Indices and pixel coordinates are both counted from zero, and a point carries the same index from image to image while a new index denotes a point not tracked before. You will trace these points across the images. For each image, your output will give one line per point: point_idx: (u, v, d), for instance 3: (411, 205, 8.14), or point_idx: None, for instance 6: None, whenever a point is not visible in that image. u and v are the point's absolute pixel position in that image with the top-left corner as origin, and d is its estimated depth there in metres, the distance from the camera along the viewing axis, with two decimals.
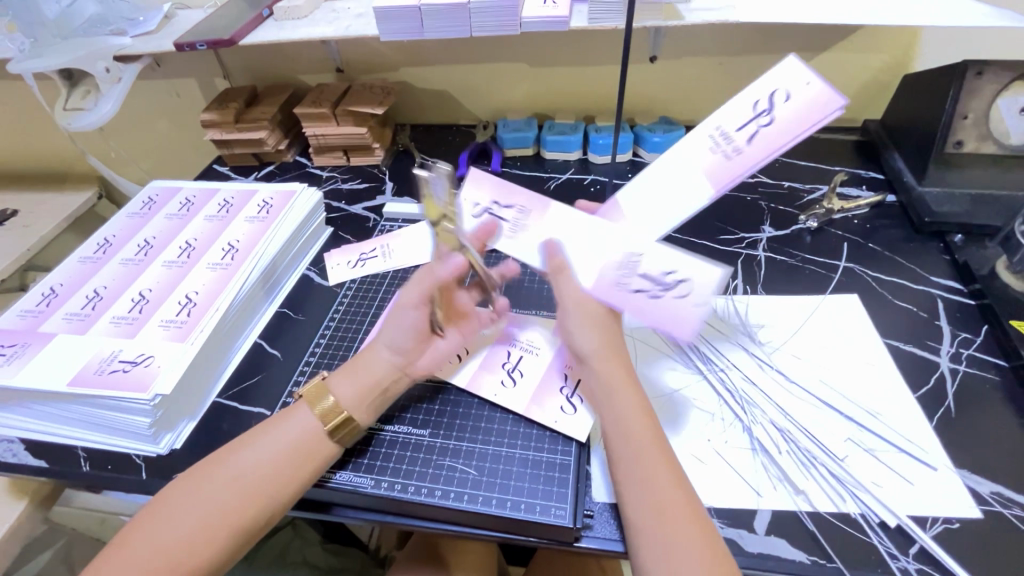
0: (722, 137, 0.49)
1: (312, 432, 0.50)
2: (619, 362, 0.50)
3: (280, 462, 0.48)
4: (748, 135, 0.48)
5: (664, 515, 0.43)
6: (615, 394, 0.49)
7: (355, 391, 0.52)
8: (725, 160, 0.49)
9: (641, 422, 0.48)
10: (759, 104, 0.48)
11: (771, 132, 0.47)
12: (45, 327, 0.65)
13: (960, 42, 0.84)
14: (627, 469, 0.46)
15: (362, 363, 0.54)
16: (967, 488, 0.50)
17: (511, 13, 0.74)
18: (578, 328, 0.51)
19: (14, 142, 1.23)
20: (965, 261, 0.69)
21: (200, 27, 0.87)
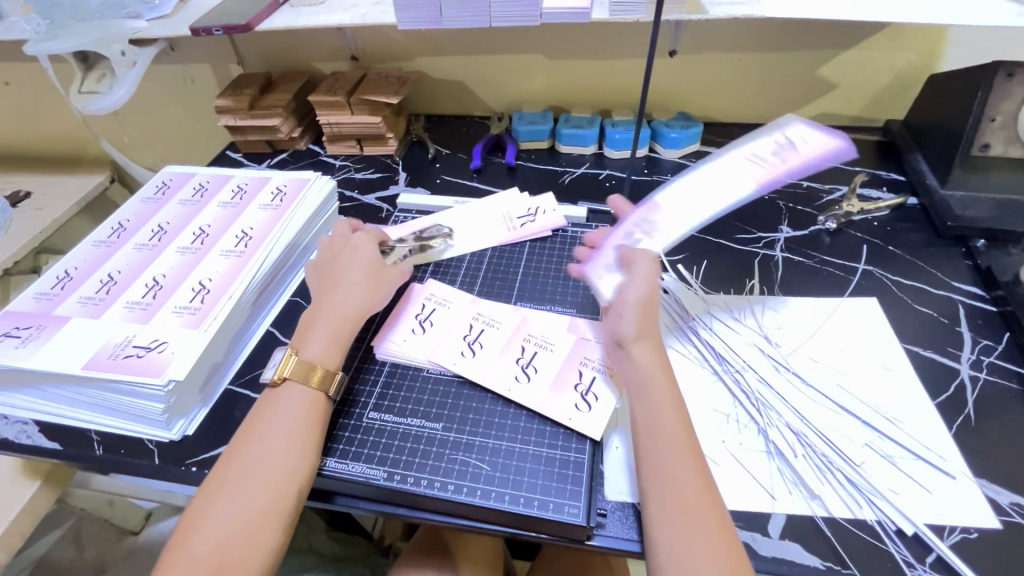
0: (755, 160, 0.61)
1: (308, 399, 0.52)
2: (647, 358, 0.51)
3: (290, 443, 0.49)
4: (779, 159, 0.60)
5: (688, 510, 0.43)
6: (643, 390, 0.49)
7: (327, 345, 0.55)
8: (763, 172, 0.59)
9: (667, 416, 0.48)
10: (783, 143, 0.62)
11: (792, 157, 0.60)
12: (59, 310, 0.65)
13: (988, 42, 0.82)
14: (652, 459, 0.46)
15: (322, 324, 0.57)
16: (986, 498, 0.50)
17: (531, 3, 0.72)
18: (618, 320, 0.53)
19: (27, 123, 1.23)
20: (988, 266, 0.68)
21: (215, 11, 0.86)
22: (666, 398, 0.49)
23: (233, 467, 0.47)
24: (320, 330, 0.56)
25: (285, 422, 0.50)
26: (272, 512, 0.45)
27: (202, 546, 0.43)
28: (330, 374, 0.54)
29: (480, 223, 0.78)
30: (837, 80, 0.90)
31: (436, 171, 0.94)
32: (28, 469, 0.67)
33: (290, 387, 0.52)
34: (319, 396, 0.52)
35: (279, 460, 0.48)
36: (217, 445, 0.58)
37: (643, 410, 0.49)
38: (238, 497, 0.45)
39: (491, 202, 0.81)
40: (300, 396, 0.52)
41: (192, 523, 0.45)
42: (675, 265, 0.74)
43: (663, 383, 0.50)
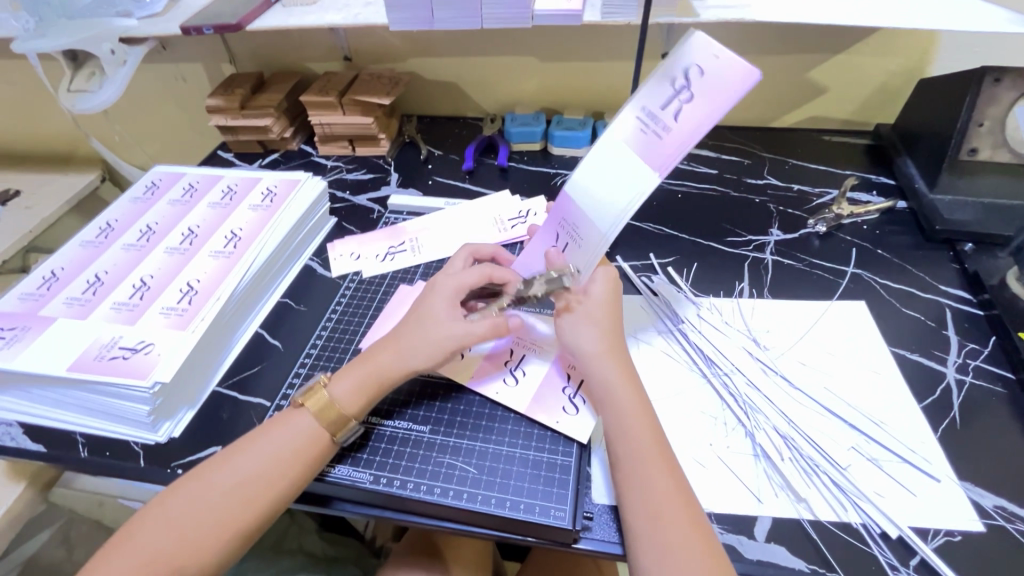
0: (648, 120, 0.50)
1: (313, 436, 0.50)
2: (614, 364, 0.51)
3: (277, 466, 0.48)
4: (671, 113, 0.49)
5: (660, 516, 0.43)
6: (612, 396, 0.49)
7: (353, 388, 0.52)
8: (655, 139, 0.50)
9: (637, 425, 0.48)
10: (676, 80, 0.48)
11: (693, 107, 0.47)
12: (45, 310, 0.64)
13: (977, 47, 0.82)
14: (624, 470, 0.46)
15: (369, 365, 0.54)
16: (970, 501, 0.50)
17: (523, 5, 0.72)
18: (576, 330, 0.53)
19: (17, 122, 1.22)
20: (975, 270, 0.68)
21: (206, 10, 0.85)
22: (636, 408, 0.49)
23: (213, 476, 0.47)
24: (362, 366, 0.54)
25: (279, 443, 0.49)
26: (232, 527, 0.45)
27: (154, 544, 0.44)
28: (343, 421, 0.51)
29: (477, 225, 0.78)
30: (828, 83, 0.90)
31: (428, 172, 0.93)
32: (14, 470, 0.66)
33: (299, 413, 0.51)
34: (321, 435, 0.50)
35: (264, 480, 0.47)
36: (204, 447, 0.58)
37: (613, 420, 0.49)
38: (206, 506, 0.45)
39: (488, 203, 0.81)
40: (306, 428, 0.50)
41: (151, 518, 0.45)
42: (665, 268, 0.74)
43: (630, 393, 0.50)
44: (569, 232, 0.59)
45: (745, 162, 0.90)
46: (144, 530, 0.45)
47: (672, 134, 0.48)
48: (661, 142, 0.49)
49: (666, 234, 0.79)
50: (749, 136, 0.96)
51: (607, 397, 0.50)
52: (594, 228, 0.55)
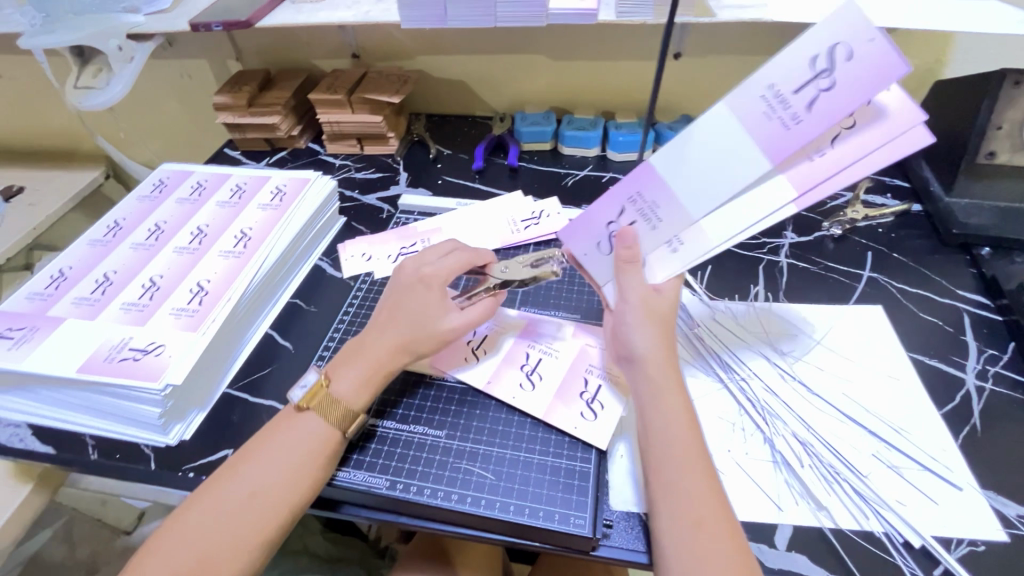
0: (775, 100, 0.44)
1: (325, 436, 0.49)
2: (665, 369, 0.50)
3: (294, 468, 0.47)
4: (806, 99, 0.42)
5: (701, 523, 0.42)
6: (656, 403, 0.48)
7: (358, 383, 0.52)
8: (781, 128, 0.44)
9: (681, 430, 0.47)
10: (817, 61, 0.42)
11: (829, 97, 0.41)
12: (53, 310, 0.64)
13: (994, 49, 0.82)
14: (663, 477, 0.45)
15: (368, 360, 0.53)
16: (992, 509, 0.50)
17: (538, 4, 0.72)
18: (633, 331, 0.51)
19: (20, 117, 1.21)
20: (993, 275, 0.68)
21: (215, 7, 0.84)
22: (682, 412, 0.48)
23: (230, 483, 0.46)
24: (361, 361, 0.53)
25: (294, 446, 0.48)
26: (260, 535, 0.44)
27: (180, 556, 0.43)
28: (351, 416, 0.51)
29: (490, 224, 0.78)
30: None
31: (438, 171, 0.93)
32: (21, 471, 0.65)
33: (306, 415, 0.50)
34: (332, 433, 0.50)
35: (283, 483, 0.46)
36: (214, 450, 0.57)
37: (656, 423, 0.47)
38: (228, 513, 0.44)
39: (499, 204, 0.81)
40: (317, 428, 0.49)
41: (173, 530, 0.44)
42: (680, 270, 0.73)
43: (677, 396, 0.48)
44: (641, 208, 0.52)
45: None
46: (168, 541, 0.44)
47: (801, 125, 0.43)
48: (789, 133, 0.43)
49: None
50: None
51: (655, 400, 0.48)
52: (678, 211, 0.50)
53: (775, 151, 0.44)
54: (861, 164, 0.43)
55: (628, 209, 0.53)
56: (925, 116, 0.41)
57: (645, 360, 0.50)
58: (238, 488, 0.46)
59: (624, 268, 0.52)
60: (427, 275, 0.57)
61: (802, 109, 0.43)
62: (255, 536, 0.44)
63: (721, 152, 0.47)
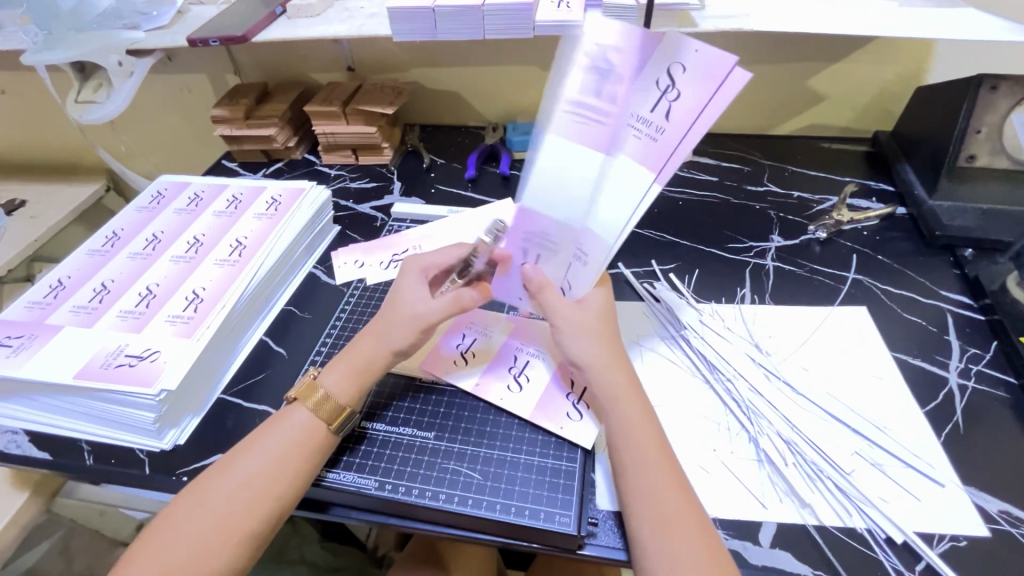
0: (638, 123, 0.47)
1: (311, 430, 0.50)
2: (617, 371, 0.51)
3: (280, 463, 0.48)
4: (662, 113, 0.46)
5: (668, 524, 0.43)
6: (619, 406, 0.49)
7: (345, 378, 0.53)
8: (649, 143, 0.47)
9: (642, 433, 0.48)
10: (661, 80, 0.45)
11: (679, 108, 0.44)
12: (51, 319, 0.65)
13: (975, 55, 0.83)
14: (630, 479, 0.46)
15: (353, 355, 0.55)
16: (975, 506, 0.50)
17: (525, 16, 0.74)
18: (574, 337, 0.52)
19: (23, 132, 1.23)
20: (976, 276, 0.68)
21: (212, 23, 0.87)
22: (641, 415, 0.49)
23: (218, 479, 0.47)
24: (347, 357, 0.55)
25: (279, 443, 0.49)
26: (245, 531, 0.45)
27: (169, 550, 0.43)
28: (338, 411, 0.52)
29: (480, 231, 0.79)
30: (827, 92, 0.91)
31: (432, 180, 0.94)
32: (19, 479, 0.66)
33: (296, 409, 0.52)
34: (320, 427, 0.51)
35: (269, 478, 0.47)
36: (208, 454, 0.58)
37: (617, 425, 0.49)
38: (212, 510, 0.45)
39: (494, 211, 0.82)
40: (304, 424, 0.50)
41: (161, 529, 0.45)
42: (668, 274, 0.74)
43: (633, 400, 0.50)
44: (539, 243, 0.57)
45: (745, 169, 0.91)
46: (159, 535, 0.45)
47: (666, 135, 0.45)
48: (659, 145, 0.46)
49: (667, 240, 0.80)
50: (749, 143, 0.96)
51: (612, 406, 0.50)
52: (590, 239, 0.53)
53: (653, 162, 0.47)
54: (693, 131, 0.44)
55: (551, 251, 0.56)
56: (732, 56, 0.41)
57: (595, 362, 0.51)
58: (224, 486, 0.46)
59: (539, 295, 0.55)
60: (425, 265, 0.59)
61: (660, 124, 0.46)
62: (243, 530, 0.45)
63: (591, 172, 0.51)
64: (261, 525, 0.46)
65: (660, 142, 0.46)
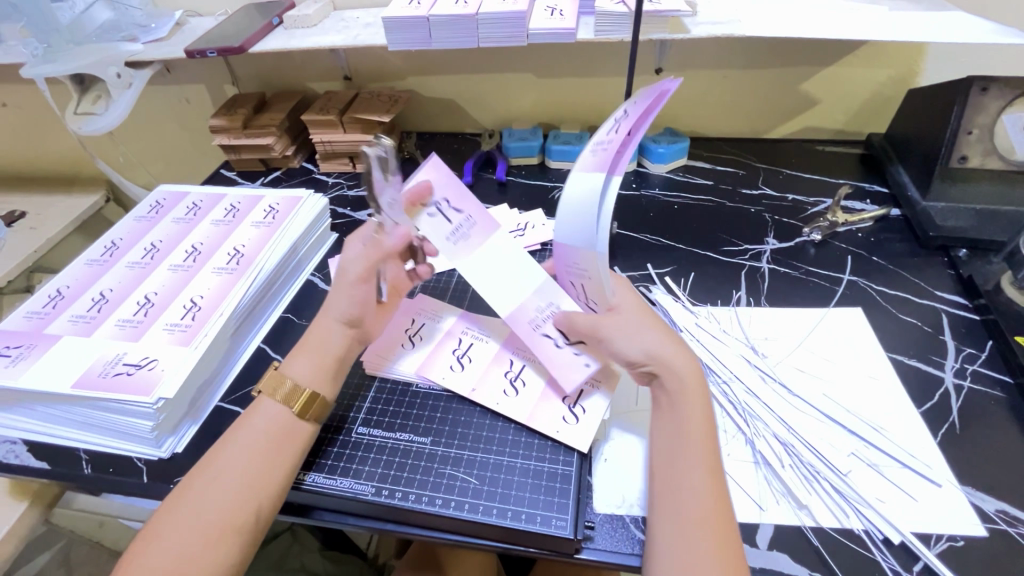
0: (599, 142, 0.51)
1: (285, 418, 0.51)
2: (686, 362, 0.51)
3: (264, 453, 0.49)
4: (613, 130, 0.49)
5: (699, 520, 0.43)
6: (678, 400, 0.49)
7: (310, 366, 0.54)
8: (597, 156, 0.50)
9: (694, 435, 0.48)
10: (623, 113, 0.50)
11: (626, 122, 0.48)
12: (50, 329, 0.65)
13: (965, 57, 0.84)
14: (670, 472, 0.46)
15: (308, 336, 0.56)
16: (971, 506, 0.50)
17: (518, 24, 0.74)
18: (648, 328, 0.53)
19: (23, 145, 1.24)
20: (970, 276, 0.69)
21: (210, 35, 0.87)
22: (700, 417, 0.49)
23: (206, 475, 0.47)
24: (302, 341, 0.56)
25: (259, 435, 0.50)
26: (236, 523, 0.45)
27: (168, 548, 0.44)
28: (303, 393, 0.52)
29: None
30: (820, 95, 0.91)
31: None
32: (17, 489, 0.66)
33: (265, 403, 0.52)
34: (291, 414, 0.51)
35: (252, 471, 0.47)
36: None
37: (671, 428, 0.49)
38: (203, 506, 0.45)
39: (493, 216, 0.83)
40: (277, 414, 0.51)
41: (156, 530, 0.45)
42: (663, 278, 0.75)
43: (698, 402, 0.49)
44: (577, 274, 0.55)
45: (740, 173, 0.92)
46: (157, 537, 0.45)
47: (611, 145, 0.49)
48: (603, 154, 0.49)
49: (662, 244, 0.80)
50: (743, 147, 0.97)
51: (674, 406, 0.49)
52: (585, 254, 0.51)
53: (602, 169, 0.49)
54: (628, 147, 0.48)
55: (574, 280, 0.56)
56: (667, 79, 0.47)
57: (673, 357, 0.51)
58: (210, 481, 0.47)
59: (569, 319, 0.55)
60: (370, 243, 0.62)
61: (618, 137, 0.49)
62: (236, 522, 0.45)
63: (570, 190, 0.52)
64: (249, 516, 0.46)
65: (614, 147, 0.49)
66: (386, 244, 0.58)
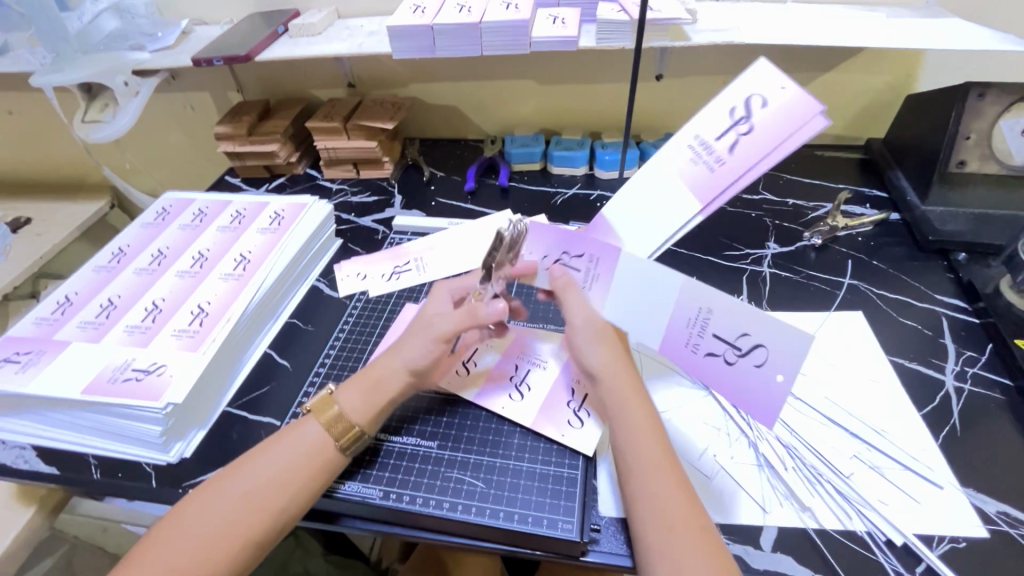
0: (700, 148, 0.49)
1: (322, 443, 0.51)
2: (624, 372, 0.51)
3: (283, 480, 0.48)
4: (727, 144, 0.47)
5: (672, 525, 0.43)
6: (622, 411, 0.49)
7: (362, 398, 0.53)
8: (707, 171, 0.48)
9: (645, 439, 0.48)
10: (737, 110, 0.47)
11: (749, 141, 0.46)
12: (59, 335, 0.66)
13: (962, 64, 0.85)
14: (631, 479, 0.47)
15: (371, 372, 0.55)
16: (973, 508, 0.51)
17: (521, 32, 0.75)
18: (589, 344, 0.51)
19: (28, 152, 1.25)
20: (969, 280, 0.69)
21: (216, 43, 0.88)
22: (644, 421, 0.49)
23: (216, 493, 0.47)
24: (364, 374, 0.55)
25: (286, 461, 0.49)
26: (248, 537, 0.46)
27: (170, 562, 0.44)
28: (350, 430, 0.52)
29: (480, 244, 0.80)
30: (819, 101, 0.92)
31: (431, 193, 0.95)
32: (25, 494, 0.67)
33: (310, 429, 0.52)
34: (331, 448, 0.51)
35: (273, 488, 0.48)
36: (215, 466, 0.59)
37: (626, 436, 0.48)
38: (218, 517, 0.46)
39: (495, 222, 0.83)
40: (315, 437, 0.51)
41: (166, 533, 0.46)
42: None
43: (639, 407, 0.50)
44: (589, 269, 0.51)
45: None
46: (162, 547, 0.45)
47: (725, 166, 0.47)
48: (715, 174, 0.48)
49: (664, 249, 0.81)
50: None
51: (618, 415, 0.50)
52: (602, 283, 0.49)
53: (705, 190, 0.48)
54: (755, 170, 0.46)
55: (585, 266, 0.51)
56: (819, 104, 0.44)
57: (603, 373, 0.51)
58: (228, 493, 0.47)
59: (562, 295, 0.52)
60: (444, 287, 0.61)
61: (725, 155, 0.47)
62: (243, 543, 0.45)
63: (664, 197, 0.51)
64: (262, 532, 0.46)
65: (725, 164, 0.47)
66: (480, 313, 0.52)
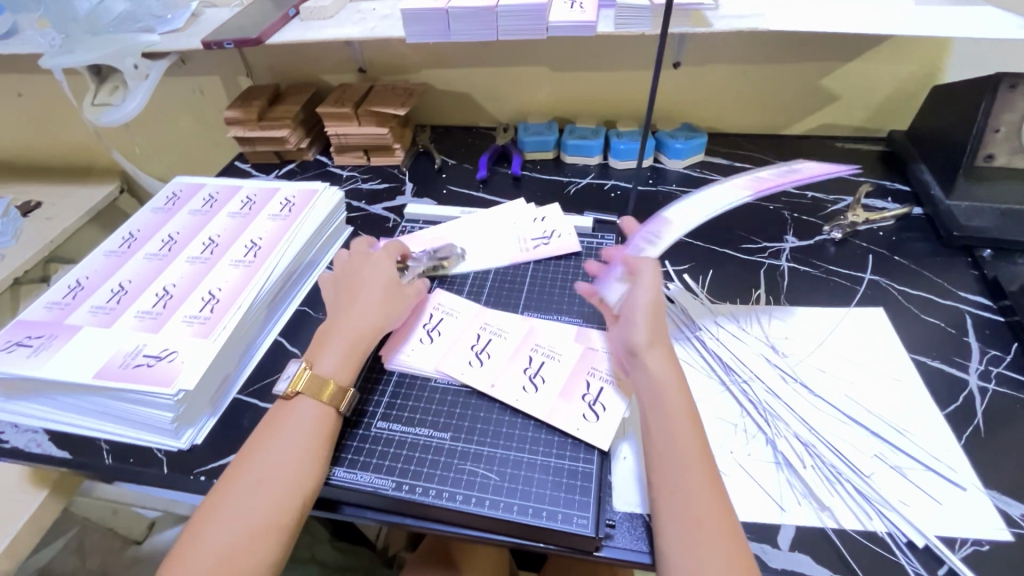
0: (686, 180, 0.59)
1: (323, 417, 0.52)
2: (666, 365, 0.50)
3: (303, 455, 0.49)
4: None
5: (702, 523, 0.43)
6: (662, 402, 0.49)
7: (340, 361, 0.55)
8: None
9: (683, 432, 0.47)
10: None
11: None
12: (70, 319, 0.66)
13: (991, 53, 0.82)
14: (666, 472, 0.46)
15: (343, 338, 0.57)
16: (997, 510, 0.50)
17: (538, 16, 0.73)
18: (632, 325, 0.53)
19: (38, 135, 1.25)
20: (995, 276, 0.68)
21: (226, 26, 0.87)
22: (683, 411, 0.48)
23: (236, 480, 0.47)
24: (337, 342, 0.56)
25: (302, 437, 0.50)
26: (269, 528, 0.45)
27: (194, 548, 0.44)
28: (343, 390, 0.54)
29: (496, 237, 0.78)
30: (841, 92, 0.90)
31: (443, 181, 0.94)
32: (36, 478, 0.67)
33: (301, 402, 0.52)
34: (328, 411, 0.52)
35: (284, 476, 0.47)
36: (225, 454, 0.58)
37: (660, 425, 0.48)
38: (234, 510, 0.46)
39: (512, 212, 0.81)
40: (315, 411, 0.52)
41: (181, 534, 0.45)
42: (681, 275, 0.74)
43: (679, 397, 0.49)
44: None
45: (758, 169, 0.91)
46: (183, 543, 0.45)
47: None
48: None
49: (680, 240, 0.79)
50: (761, 144, 0.96)
51: (657, 403, 0.49)
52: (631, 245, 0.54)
53: None
54: None
55: None
56: None
57: (650, 355, 0.51)
58: (240, 484, 0.47)
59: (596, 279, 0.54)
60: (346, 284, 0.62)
61: None
62: (271, 522, 0.45)
63: None
64: (279, 521, 0.46)
65: None
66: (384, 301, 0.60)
